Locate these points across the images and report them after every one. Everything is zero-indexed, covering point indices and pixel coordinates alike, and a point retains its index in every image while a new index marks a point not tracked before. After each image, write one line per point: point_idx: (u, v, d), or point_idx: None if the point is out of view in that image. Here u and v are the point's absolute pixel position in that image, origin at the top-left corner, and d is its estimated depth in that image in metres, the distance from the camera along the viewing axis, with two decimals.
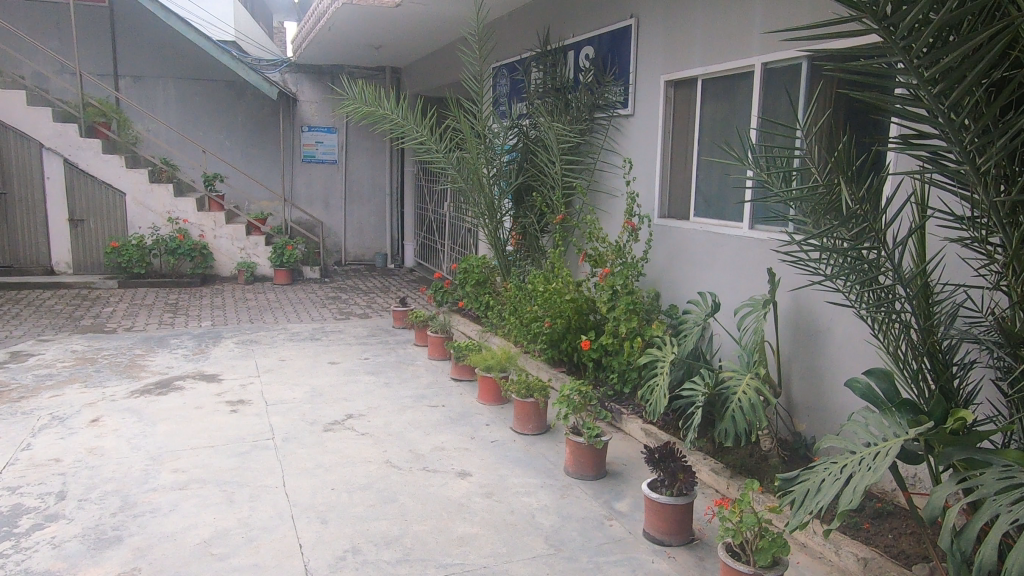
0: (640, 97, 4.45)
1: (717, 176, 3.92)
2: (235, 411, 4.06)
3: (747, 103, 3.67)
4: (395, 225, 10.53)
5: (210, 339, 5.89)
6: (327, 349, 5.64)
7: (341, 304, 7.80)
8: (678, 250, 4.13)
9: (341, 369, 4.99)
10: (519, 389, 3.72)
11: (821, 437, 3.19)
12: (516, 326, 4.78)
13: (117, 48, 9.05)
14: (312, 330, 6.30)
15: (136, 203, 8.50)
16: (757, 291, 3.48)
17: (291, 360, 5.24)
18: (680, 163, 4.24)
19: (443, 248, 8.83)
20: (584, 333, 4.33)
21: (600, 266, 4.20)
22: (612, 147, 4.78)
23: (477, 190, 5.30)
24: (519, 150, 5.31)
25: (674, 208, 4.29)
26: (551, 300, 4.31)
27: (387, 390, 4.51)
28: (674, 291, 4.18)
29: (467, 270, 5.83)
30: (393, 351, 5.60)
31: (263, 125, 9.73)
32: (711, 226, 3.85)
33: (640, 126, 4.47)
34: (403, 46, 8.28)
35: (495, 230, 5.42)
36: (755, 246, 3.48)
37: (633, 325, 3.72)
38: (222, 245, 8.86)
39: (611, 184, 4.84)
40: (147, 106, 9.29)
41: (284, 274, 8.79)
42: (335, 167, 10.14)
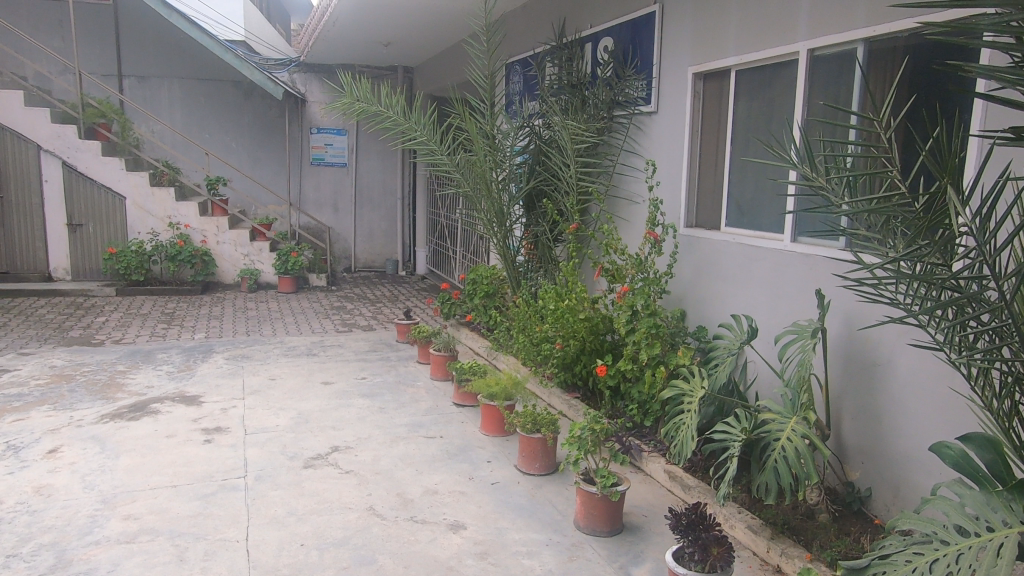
0: (665, 92, 3.98)
1: (754, 181, 3.44)
2: (209, 442, 3.64)
3: (791, 98, 3.19)
4: (407, 231, 10.14)
5: (200, 354, 5.51)
6: (322, 366, 5.23)
7: (345, 314, 7.39)
8: (707, 264, 3.66)
9: (333, 391, 4.57)
10: (523, 423, 3.27)
11: (878, 488, 2.70)
12: (524, 346, 4.33)
13: (121, 47, 8.76)
14: (311, 344, 5.91)
15: (136, 208, 8.19)
16: (801, 315, 3.00)
17: (282, 379, 4.83)
18: (709, 166, 3.76)
19: (455, 256, 8.43)
20: (599, 356, 3.90)
21: (618, 282, 3.73)
22: (633, 149, 4.31)
23: (484, 196, 4.83)
24: (531, 151, 4.85)
25: (704, 217, 3.81)
26: (562, 319, 3.86)
27: (381, 417, 4.06)
28: (702, 310, 3.70)
29: (476, 281, 5.53)
30: (393, 370, 5.16)
31: (270, 127, 9.39)
32: (746, 238, 3.37)
33: (664, 125, 3.99)
34: (413, 44, 7.86)
35: (505, 240, 4.97)
36: (799, 262, 3.01)
37: (655, 352, 3.25)
38: (225, 251, 8.53)
39: (632, 189, 4.36)
40: (152, 107, 8.99)
41: (288, 282, 8.41)
42: (345, 170, 9.77)
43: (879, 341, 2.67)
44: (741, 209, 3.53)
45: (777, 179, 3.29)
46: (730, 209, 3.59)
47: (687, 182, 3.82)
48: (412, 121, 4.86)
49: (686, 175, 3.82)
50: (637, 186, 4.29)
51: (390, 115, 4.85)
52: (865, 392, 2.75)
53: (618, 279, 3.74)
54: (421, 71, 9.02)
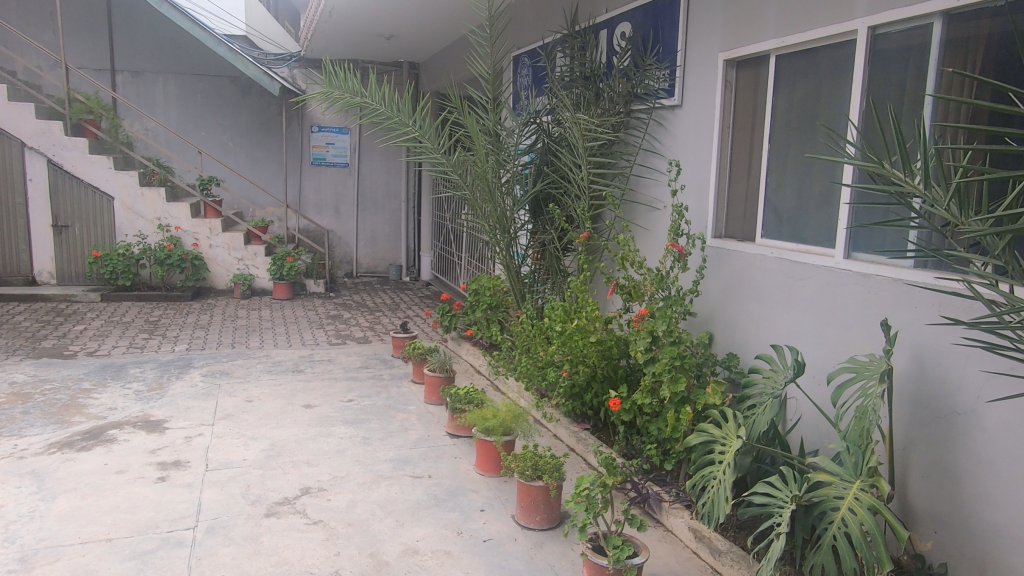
0: (690, 82, 3.49)
1: (799, 185, 2.94)
2: (163, 480, 3.17)
3: (845, 87, 2.69)
4: (412, 235, 9.67)
5: (176, 370, 5.06)
6: (307, 385, 4.75)
7: (340, 324, 6.91)
8: (738, 279, 3.16)
9: (314, 416, 4.09)
10: (522, 468, 2.80)
11: (957, 566, 2.19)
12: (527, 369, 3.83)
13: (113, 41, 8.36)
14: (298, 359, 5.44)
15: (125, 209, 7.78)
16: (859, 345, 2.50)
17: (260, 402, 4.36)
18: (742, 167, 3.27)
19: (460, 262, 7.95)
20: (612, 384, 3.41)
21: (636, 301, 3.22)
22: (653, 148, 3.80)
23: (486, 200, 4.32)
24: (538, 150, 4.35)
25: (737, 225, 3.32)
26: (570, 342, 3.37)
27: (364, 449, 3.58)
28: (732, 334, 3.19)
29: (478, 292, 5.11)
30: (384, 391, 4.67)
31: (269, 125, 8.97)
32: (788, 252, 2.87)
33: (690, 120, 3.50)
34: (416, 36, 7.36)
35: (509, 249, 4.46)
36: (856, 283, 2.51)
37: (680, 389, 2.72)
38: (218, 255, 8.10)
39: (650, 194, 3.85)
40: (145, 103, 8.58)
41: (284, 288, 7.96)
42: (347, 171, 9.32)
43: (958, 384, 2.16)
44: (781, 218, 3.03)
45: (829, 184, 2.78)
46: (767, 218, 3.10)
47: (716, 186, 3.32)
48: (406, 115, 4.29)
49: (714, 177, 3.32)
50: (658, 190, 3.77)
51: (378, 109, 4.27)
52: (939, 444, 2.24)
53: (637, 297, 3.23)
54: (427, 67, 8.55)
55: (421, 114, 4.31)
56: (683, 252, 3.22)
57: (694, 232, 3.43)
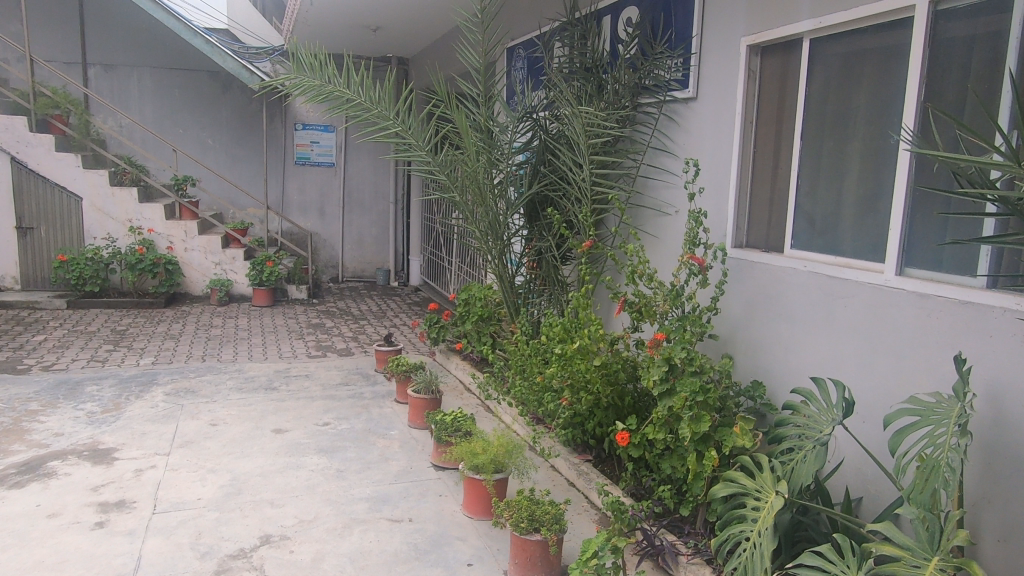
0: (707, 72, 3.10)
1: (836, 188, 2.56)
2: (100, 525, 2.75)
3: (900, 75, 2.32)
4: (400, 238, 9.24)
5: (137, 387, 4.62)
6: (279, 406, 4.32)
7: (322, 334, 6.48)
8: (762, 296, 2.78)
9: (285, 443, 3.67)
10: (516, 519, 2.39)
11: None
12: (521, 393, 3.42)
13: (86, 33, 7.92)
14: (273, 375, 5.01)
15: (95, 210, 7.33)
16: (916, 378, 2.12)
17: (226, 426, 3.93)
18: (767, 167, 2.89)
19: (451, 267, 7.54)
20: (617, 412, 3.04)
21: (647, 320, 2.81)
22: (664, 145, 3.40)
23: (477, 203, 3.89)
24: (535, 148, 3.95)
25: (761, 233, 2.94)
26: (570, 365, 3.00)
27: (338, 485, 3.16)
28: (755, 358, 2.81)
29: (468, 300, 4.76)
30: (364, 412, 4.25)
31: (250, 122, 8.53)
32: (824, 266, 2.49)
33: (706, 115, 3.11)
34: (405, 28, 6.93)
35: (501, 256, 4.04)
36: (913, 305, 2.13)
37: (703, 428, 2.31)
38: (194, 259, 7.66)
39: (659, 197, 3.45)
40: (119, 98, 8.13)
41: (264, 294, 7.52)
42: (333, 170, 8.90)
43: None
44: (814, 227, 2.66)
45: (876, 187, 2.40)
46: (798, 226, 2.72)
47: (737, 189, 2.95)
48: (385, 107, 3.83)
49: (734, 180, 2.95)
50: (668, 193, 3.36)
51: (354, 100, 3.81)
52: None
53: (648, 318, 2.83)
54: (416, 61, 8.14)
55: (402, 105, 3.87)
56: (702, 265, 2.83)
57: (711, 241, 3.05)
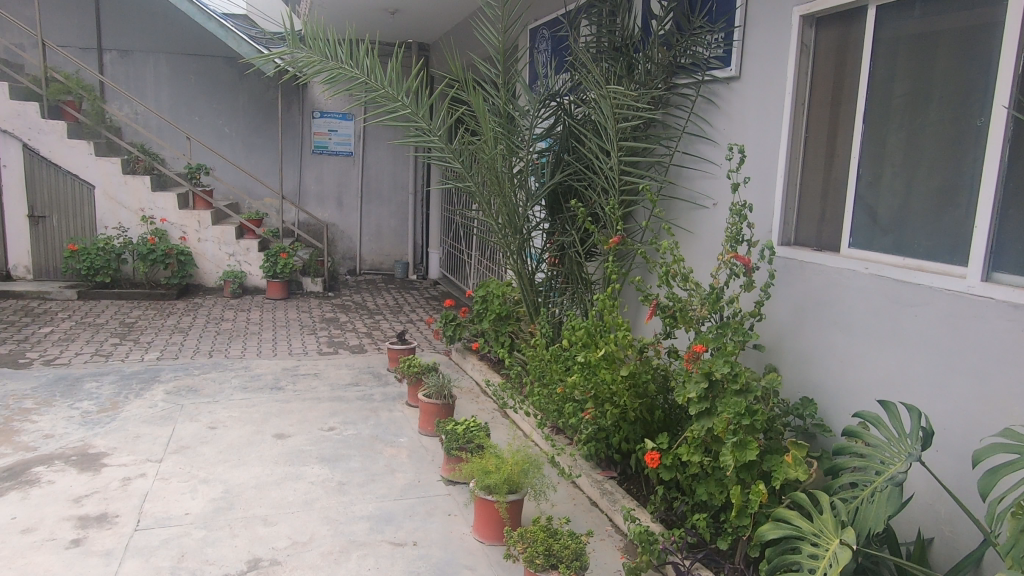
0: (753, 48, 2.76)
1: (905, 180, 2.24)
2: (76, 543, 2.51)
3: (989, 47, 1.98)
4: (419, 230, 8.97)
5: (138, 385, 4.41)
6: (284, 407, 4.07)
7: (335, 329, 6.24)
8: (813, 301, 2.46)
9: (285, 451, 3.42)
10: (530, 554, 2.10)
11: None
12: (539, 401, 3.13)
13: (101, 17, 7.75)
14: (280, 374, 4.77)
15: (107, 198, 7.16)
16: (1005, 406, 1.80)
17: (225, 429, 3.69)
18: (821, 155, 2.55)
19: (470, 261, 7.25)
20: (645, 427, 2.75)
21: (683, 326, 2.48)
22: (701, 131, 3.07)
23: (494, 194, 3.58)
24: (558, 134, 3.63)
25: (812, 229, 2.61)
26: (595, 374, 2.70)
27: (339, 501, 2.90)
28: (804, 371, 2.49)
29: (486, 297, 4.49)
30: (373, 416, 3.99)
31: (267, 110, 8.31)
32: (891, 270, 2.16)
33: (750, 96, 2.78)
34: (425, 11, 6.62)
35: (520, 252, 3.74)
36: (1004, 321, 1.81)
37: (749, 456, 1.98)
38: (207, 250, 7.46)
39: (695, 188, 3.11)
40: (134, 85, 7.96)
41: (278, 287, 7.31)
42: (351, 160, 8.65)
43: None
44: (877, 225, 2.33)
45: (955, 180, 2.08)
46: (859, 222, 2.39)
47: (785, 179, 2.61)
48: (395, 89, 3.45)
49: (783, 169, 2.61)
50: (705, 184, 3.03)
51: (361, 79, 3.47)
52: None
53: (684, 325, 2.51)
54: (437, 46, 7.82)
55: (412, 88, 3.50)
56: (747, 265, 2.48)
57: (755, 238, 2.73)
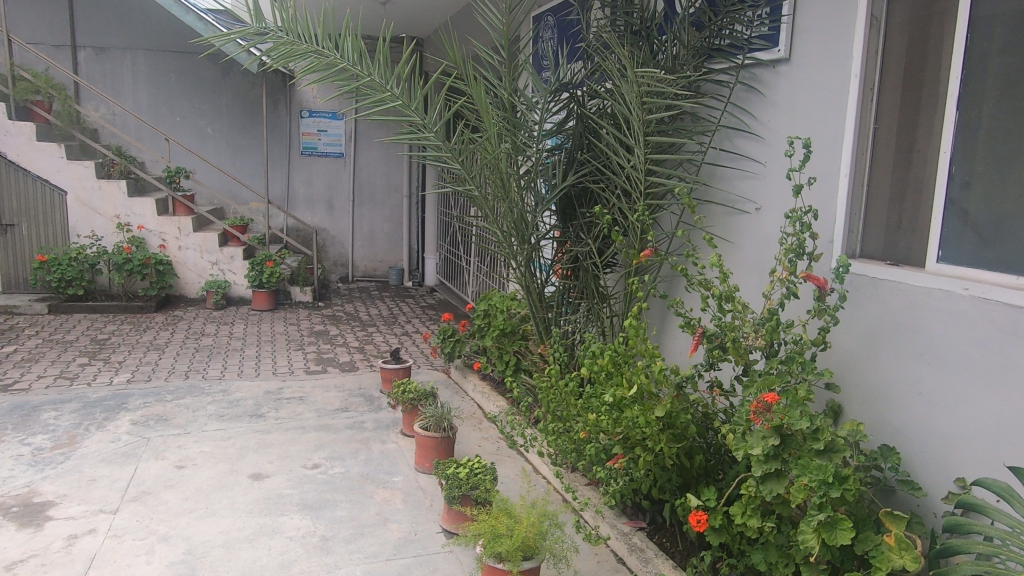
0: (807, 23, 2.33)
1: (1014, 181, 1.82)
2: None
3: None
4: (414, 235, 8.53)
5: (101, 414, 3.95)
6: (263, 440, 3.63)
7: (324, 343, 5.79)
8: (889, 327, 2.03)
9: (262, 496, 2.98)
10: None
11: None
12: (554, 437, 2.69)
13: (74, 13, 7.30)
14: (261, 398, 4.32)
15: (80, 204, 6.71)
16: None
17: (195, 469, 3.24)
18: (897, 150, 2.14)
19: (469, 269, 6.81)
20: (683, 474, 2.33)
21: (733, 355, 2.05)
22: (740, 123, 2.64)
23: (498, 198, 3.13)
24: (570, 129, 3.19)
25: (882, 239, 2.19)
26: (623, 415, 2.28)
27: (321, 563, 2.46)
28: (877, 410, 2.06)
29: (489, 311, 4.10)
30: (364, 448, 3.55)
31: (253, 109, 7.87)
32: (1001, 292, 1.73)
33: (803, 81, 2.35)
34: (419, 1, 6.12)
35: (528, 262, 3.30)
36: None
37: (840, 539, 1.55)
38: (188, 258, 7.00)
39: (732, 190, 2.69)
40: (111, 83, 7.51)
41: (264, 297, 6.86)
42: (342, 161, 8.21)
43: None
44: (975, 236, 1.90)
45: None
46: (948, 229, 1.95)
47: (851, 179, 2.18)
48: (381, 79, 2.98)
49: (848, 165, 2.18)
50: (746, 185, 2.60)
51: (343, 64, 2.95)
52: None
53: (737, 361, 2.07)
54: (433, 40, 7.37)
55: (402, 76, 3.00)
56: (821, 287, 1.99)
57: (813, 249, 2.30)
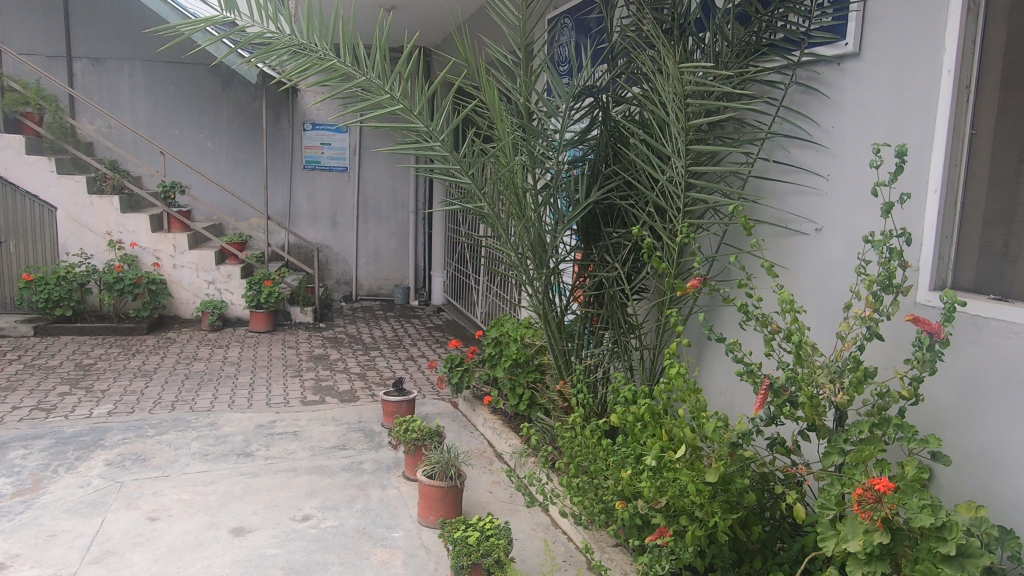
0: (882, 11, 1.97)
1: None
2: None
3: None
4: (421, 252, 8.18)
5: (73, 453, 3.58)
6: (250, 484, 3.25)
7: (324, 370, 5.41)
8: (996, 377, 1.65)
9: (243, 557, 2.61)
10: None
11: None
12: (581, 495, 2.30)
13: (71, 22, 7.04)
14: (252, 434, 3.94)
15: (71, 221, 6.40)
16: None
17: (169, 522, 2.87)
18: (1002, 163, 1.77)
19: (478, 289, 6.44)
20: (738, 549, 1.94)
21: (806, 411, 1.68)
22: (796, 129, 2.28)
23: (512, 215, 2.76)
24: (594, 139, 2.84)
25: (978, 267, 1.81)
26: (667, 480, 1.90)
27: None
28: (983, 479, 1.67)
29: (500, 339, 3.74)
30: (361, 496, 3.17)
31: (254, 122, 7.57)
32: None
33: (877, 79, 1.98)
34: (427, 7, 5.78)
35: (546, 288, 2.93)
36: None
37: None
38: (183, 277, 6.67)
39: (785, 206, 2.32)
40: (107, 95, 7.22)
41: (262, 318, 6.50)
42: (346, 175, 7.89)
43: None
44: None
45: None
46: None
47: (943, 196, 1.81)
48: (376, 76, 2.49)
49: (938, 179, 1.81)
50: (804, 203, 2.24)
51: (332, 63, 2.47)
52: None
53: (810, 421, 1.69)
54: (442, 49, 7.04)
55: (402, 74, 2.51)
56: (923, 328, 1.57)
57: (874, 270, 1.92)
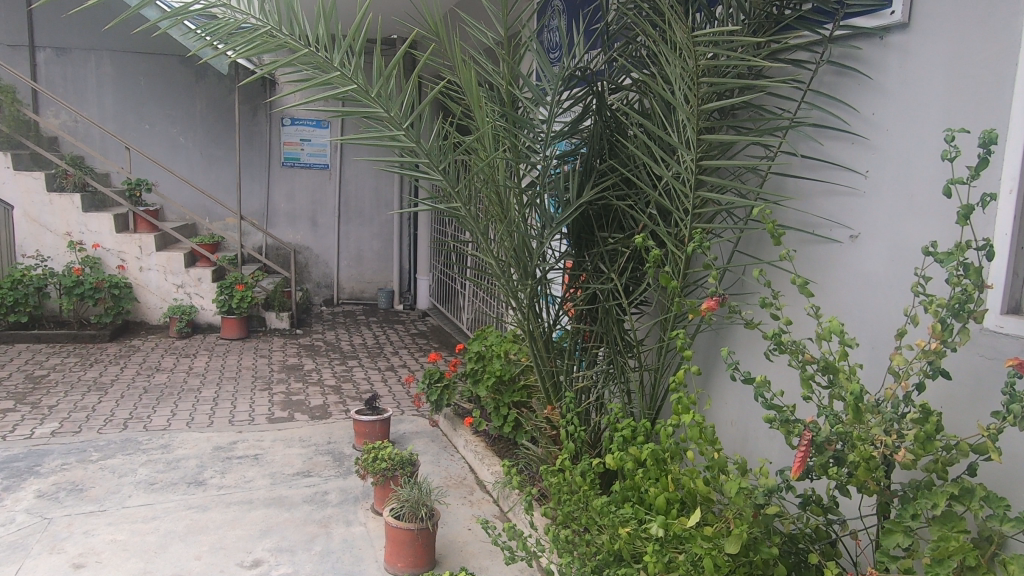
0: None
1: None
2: None
3: None
4: (406, 254, 7.79)
5: (2, 482, 3.18)
6: (197, 521, 2.87)
7: (296, 382, 5.02)
8: None
9: None
10: None
11: None
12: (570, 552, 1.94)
13: (33, 10, 6.61)
14: (208, 458, 3.55)
15: (29, 220, 6.00)
16: None
17: (96, 570, 2.49)
18: None
19: (465, 294, 6.07)
20: None
21: (854, 471, 1.32)
22: (827, 116, 1.91)
23: (493, 217, 2.39)
24: (587, 131, 2.47)
25: None
26: (676, 553, 1.54)
27: None
28: None
29: (484, 354, 3.36)
30: (321, 535, 2.79)
31: (229, 116, 7.17)
32: None
33: (932, 56, 1.62)
34: None
35: (531, 300, 2.56)
36: None
37: None
38: (150, 281, 6.26)
39: (811, 208, 1.97)
40: (72, 87, 6.80)
41: (233, 324, 6.11)
42: (327, 173, 7.50)
43: None
44: None
45: None
46: None
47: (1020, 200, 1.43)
48: (321, 49, 2.00)
49: (1013, 178, 1.43)
50: (836, 205, 1.88)
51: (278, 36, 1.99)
52: None
53: (861, 484, 1.33)
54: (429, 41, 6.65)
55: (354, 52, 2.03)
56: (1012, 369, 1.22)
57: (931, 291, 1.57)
